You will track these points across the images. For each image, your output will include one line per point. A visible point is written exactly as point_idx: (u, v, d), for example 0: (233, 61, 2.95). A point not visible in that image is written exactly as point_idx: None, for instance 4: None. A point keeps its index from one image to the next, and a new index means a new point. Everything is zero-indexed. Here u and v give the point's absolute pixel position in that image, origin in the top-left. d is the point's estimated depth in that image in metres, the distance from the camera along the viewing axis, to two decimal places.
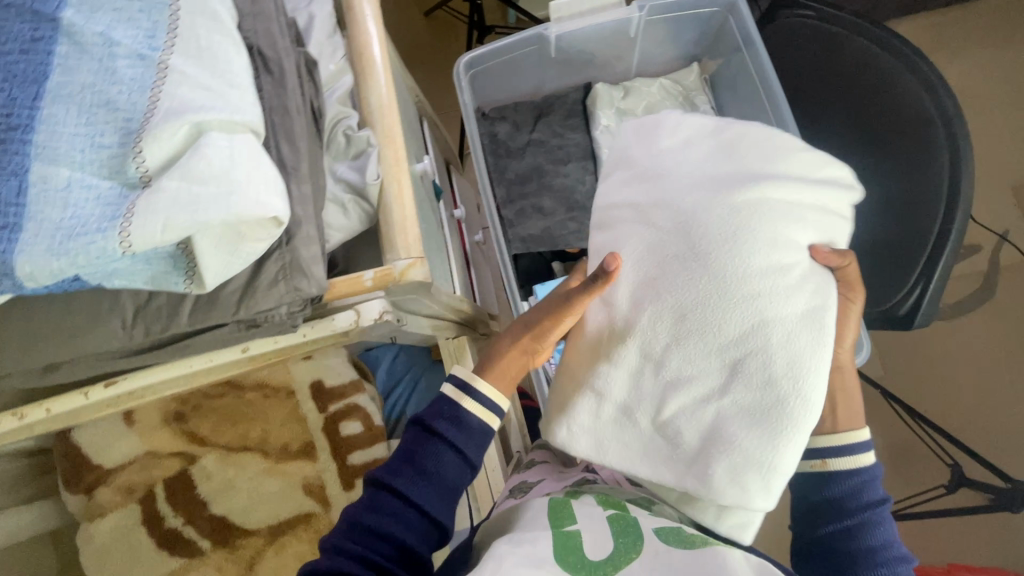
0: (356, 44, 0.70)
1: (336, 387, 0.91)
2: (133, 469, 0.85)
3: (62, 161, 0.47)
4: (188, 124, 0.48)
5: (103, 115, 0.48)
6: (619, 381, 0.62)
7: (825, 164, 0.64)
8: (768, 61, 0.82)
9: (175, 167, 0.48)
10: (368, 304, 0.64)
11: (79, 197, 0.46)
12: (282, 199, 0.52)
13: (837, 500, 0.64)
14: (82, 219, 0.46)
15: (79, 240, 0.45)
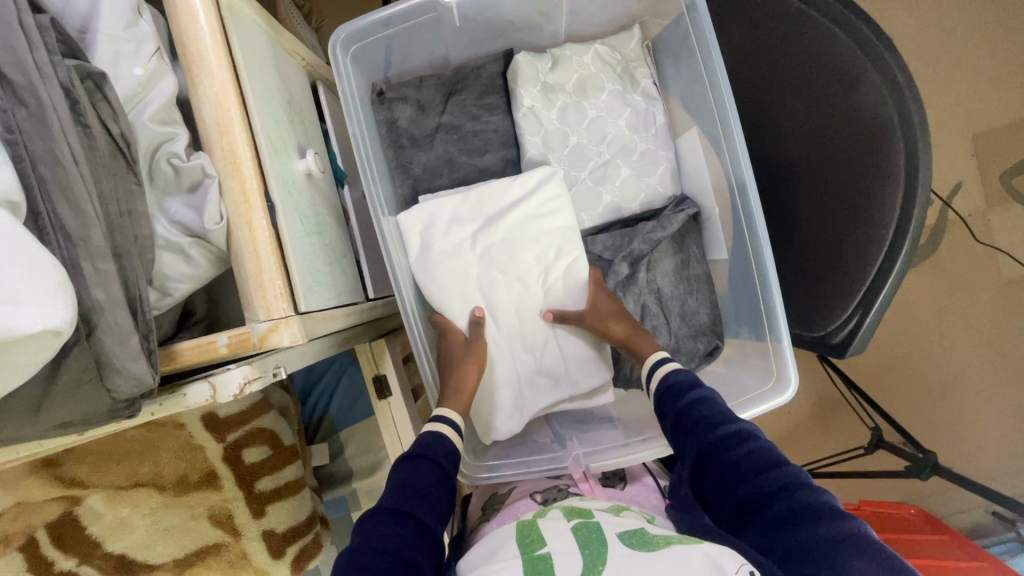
0: (183, 34, 0.53)
1: (231, 415, 0.83)
2: (8, 517, 0.77)
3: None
4: None
5: None
6: (508, 367, 0.77)
7: (534, 176, 0.77)
8: (714, 38, 0.67)
9: None
10: (224, 376, 0.53)
11: None
12: (63, 298, 0.39)
13: (668, 392, 0.65)
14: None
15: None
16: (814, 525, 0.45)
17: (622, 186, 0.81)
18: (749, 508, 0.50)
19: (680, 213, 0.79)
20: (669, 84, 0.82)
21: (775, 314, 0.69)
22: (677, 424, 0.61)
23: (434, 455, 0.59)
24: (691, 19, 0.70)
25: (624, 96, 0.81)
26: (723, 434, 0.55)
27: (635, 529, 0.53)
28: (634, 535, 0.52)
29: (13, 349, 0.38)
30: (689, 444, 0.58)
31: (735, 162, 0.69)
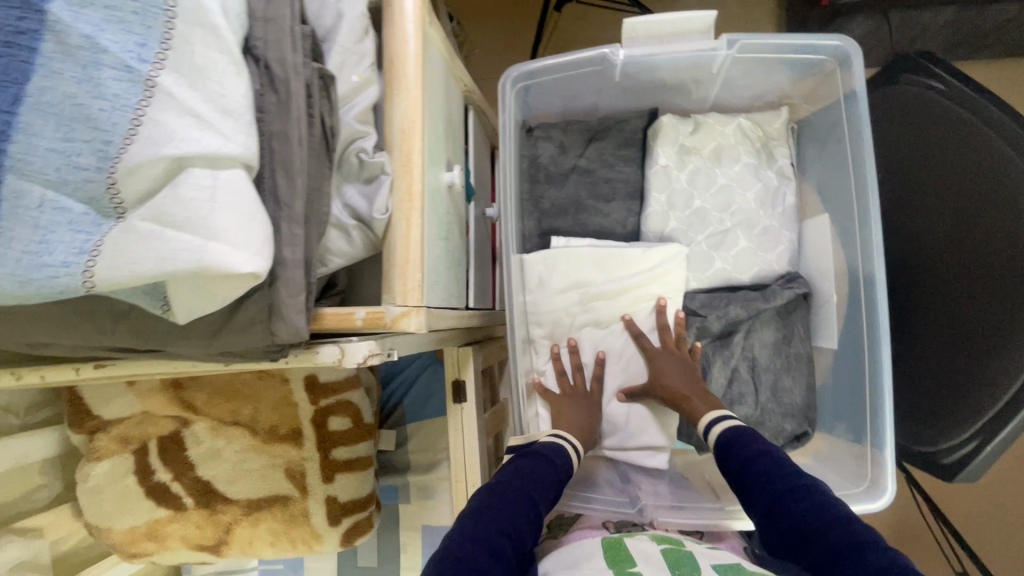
0: (392, 53, 0.62)
1: (330, 382, 0.90)
2: (131, 423, 0.88)
3: (35, 177, 0.43)
4: (168, 159, 0.44)
5: (82, 132, 0.44)
6: None
7: (663, 257, 0.79)
8: (869, 134, 0.68)
9: (149, 205, 0.45)
10: (354, 345, 0.60)
11: (50, 219, 0.44)
12: (263, 252, 0.47)
13: (725, 443, 0.64)
14: (51, 248, 0.44)
15: (47, 270, 0.43)
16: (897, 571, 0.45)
17: (737, 256, 0.82)
18: (828, 564, 0.49)
19: (786, 291, 0.78)
20: (807, 169, 0.83)
21: (883, 418, 0.67)
22: (738, 475, 0.60)
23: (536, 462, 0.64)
24: (847, 110, 0.71)
25: (758, 170, 0.82)
26: (788, 488, 0.55)
27: (728, 564, 0.55)
28: (729, 569, 0.53)
29: (223, 284, 0.47)
30: (756, 498, 0.57)
31: (867, 257, 0.68)
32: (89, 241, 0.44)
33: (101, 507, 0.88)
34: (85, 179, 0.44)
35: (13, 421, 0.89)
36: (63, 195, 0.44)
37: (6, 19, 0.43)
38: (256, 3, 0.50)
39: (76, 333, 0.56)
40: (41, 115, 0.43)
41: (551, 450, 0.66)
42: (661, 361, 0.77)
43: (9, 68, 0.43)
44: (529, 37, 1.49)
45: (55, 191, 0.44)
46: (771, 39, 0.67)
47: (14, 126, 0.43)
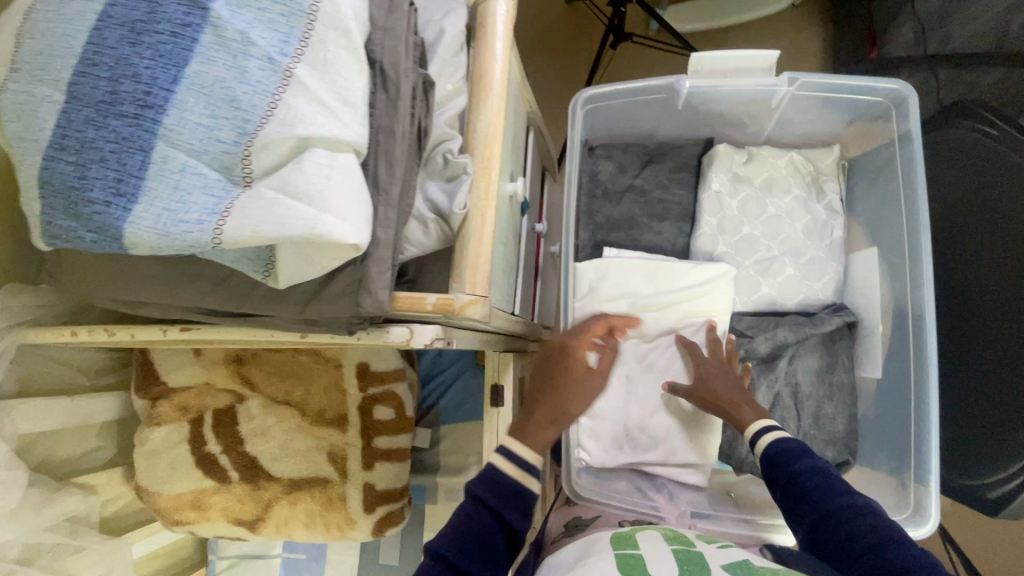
0: (479, 65, 0.67)
1: (380, 371, 0.94)
2: (191, 393, 0.93)
3: (180, 146, 0.50)
4: (296, 139, 0.50)
5: (225, 110, 0.51)
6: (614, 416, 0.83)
7: (710, 277, 0.83)
8: (922, 173, 0.71)
9: (275, 177, 0.50)
10: (423, 327, 0.66)
11: (188, 183, 0.50)
12: (363, 228, 0.52)
13: (771, 457, 0.63)
14: (186, 207, 0.50)
15: (182, 226, 0.49)
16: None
17: (783, 282, 0.85)
18: None
19: (835, 318, 0.81)
20: (856, 206, 0.86)
21: (927, 448, 0.68)
22: (785, 490, 0.60)
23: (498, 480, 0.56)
24: (902, 150, 0.74)
25: (807, 203, 0.86)
26: (842, 510, 0.55)
27: (737, 561, 0.56)
28: (737, 567, 0.55)
29: (328, 252, 0.52)
30: (806, 516, 0.57)
31: (917, 290, 0.70)
32: (219, 204, 0.50)
33: (154, 471, 0.92)
34: (223, 151, 0.51)
35: (84, 381, 0.95)
36: (202, 163, 0.51)
37: (177, 15, 0.51)
38: (377, 14, 0.58)
39: (181, 292, 0.63)
40: (194, 94, 0.51)
41: (512, 470, 0.56)
42: (712, 369, 0.78)
43: (174, 54, 0.51)
44: (583, 71, 1.58)
45: (195, 159, 0.51)
46: (832, 79, 0.72)
47: (173, 102, 0.50)
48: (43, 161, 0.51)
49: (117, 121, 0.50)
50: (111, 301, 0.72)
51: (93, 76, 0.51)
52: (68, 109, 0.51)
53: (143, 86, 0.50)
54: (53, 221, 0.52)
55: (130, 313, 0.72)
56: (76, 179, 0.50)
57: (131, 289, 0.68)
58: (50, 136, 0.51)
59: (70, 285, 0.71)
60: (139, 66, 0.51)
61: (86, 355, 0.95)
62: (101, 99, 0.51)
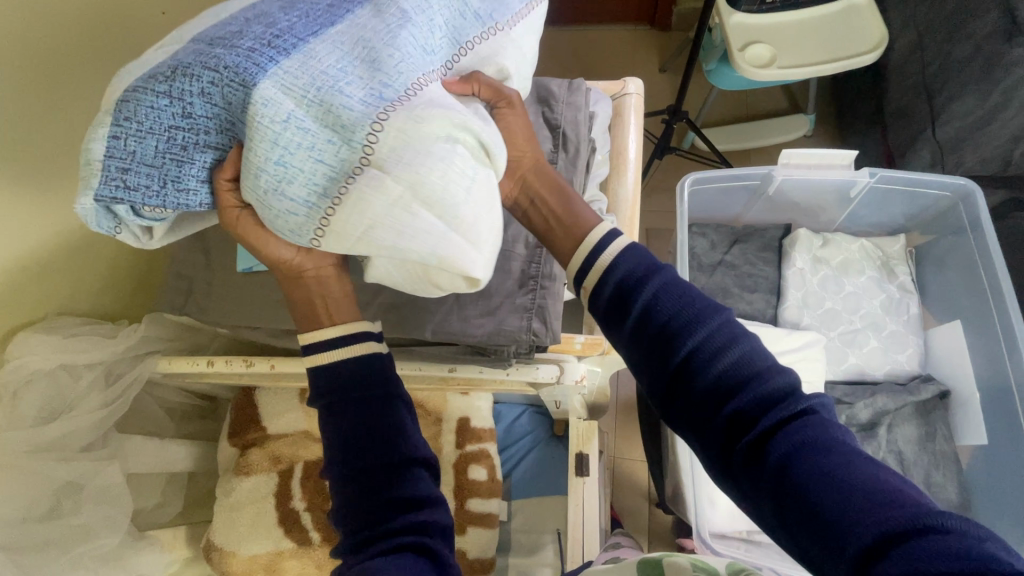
0: (618, 144, 0.79)
1: (478, 428, 0.94)
2: (286, 441, 0.91)
3: (291, 93, 0.40)
4: (446, 121, 0.41)
5: (362, 69, 0.41)
6: None
7: (808, 344, 0.89)
8: (999, 255, 0.81)
9: (402, 161, 0.40)
10: (572, 365, 0.68)
11: (293, 139, 0.40)
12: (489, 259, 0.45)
13: (625, 288, 0.50)
14: (286, 177, 0.40)
15: (286, 204, 0.41)
16: (930, 537, 0.35)
17: (869, 353, 0.91)
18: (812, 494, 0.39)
19: (930, 387, 0.86)
20: (925, 288, 0.95)
21: None
22: (655, 343, 0.48)
23: (379, 391, 0.53)
24: (974, 237, 0.85)
25: (881, 282, 0.95)
26: (725, 373, 0.45)
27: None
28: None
29: (442, 276, 0.46)
30: (698, 382, 0.45)
31: (1016, 361, 0.76)
32: (331, 179, 0.40)
33: (232, 526, 0.86)
34: (344, 106, 0.40)
35: (170, 426, 0.93)
36: (315, 115, 0.40)
37: None
38: (560, 92, 0.70)
39: None
40: (333, 48, 0.41)
41: (346, 354, 0.53)
42: (516, 131, 0.54)
43: (324, 16, 0.43)
44: None
45: (305, 111, 0.40)
46: (908, 174, 0.85)
47: (304, 52, 0.41)
48: (121, 96, 0.40)
49: (224, 57, 0.39)
50: (259, 334, 0.77)
51: (226, 23, 0.42)
52: (179, 49, 0.41)
53: (275, 31, 0.41)
54: (118, 174, 0.41)
55: (278, 343, 0.76)
56: (171, 131, 0.41)
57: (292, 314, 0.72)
58: (142, 72, 0.40)
59: (224, 315, 0.74)
60: (278, 17, 0.42)
61: (179, 398, 0.93)
62: (213, 38, 0.41)
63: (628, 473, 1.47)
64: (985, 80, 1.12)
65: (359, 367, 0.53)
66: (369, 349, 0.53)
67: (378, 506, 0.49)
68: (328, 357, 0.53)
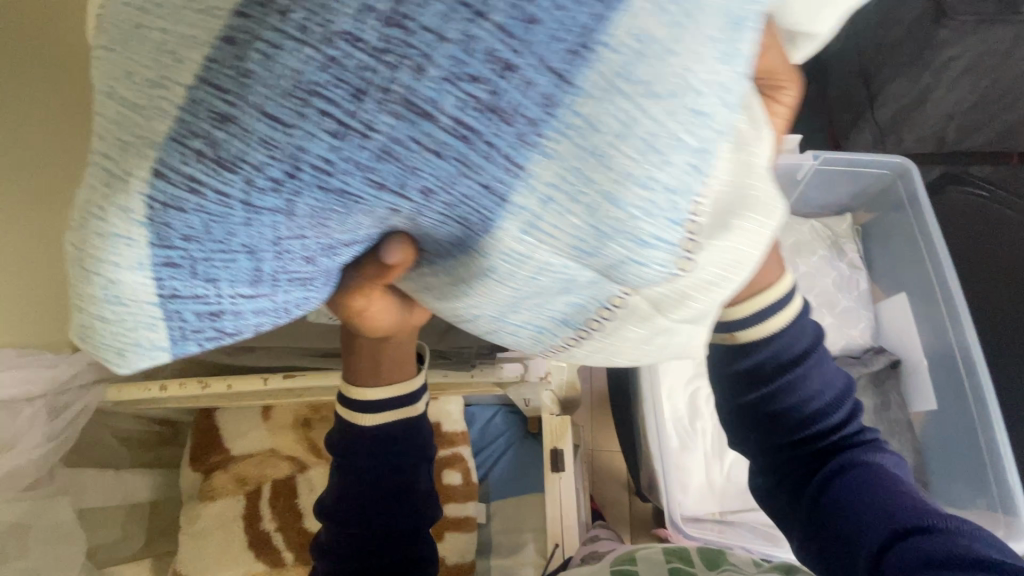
0: None
1: (450, 433, 0.93)
2: (252, 462, 0.88)
3: (546, 229, 0.25)
4: (748, 227, 0.27)
5: (668, 172, 0.24)
6: (696, 465, 0.85)
7: None
8: (937, 228, 0.85)
9: (680, 306, 0.30)
10: (535, 363, 0.68)
11: (533, 277, 0.28)
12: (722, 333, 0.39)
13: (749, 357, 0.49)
14: (514, 302, 0.30)
15: (501, 321, 0.32)
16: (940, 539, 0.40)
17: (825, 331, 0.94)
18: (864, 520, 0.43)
19: (882, 358, 0.90)
20: (873, 264, 0.99)
21: (996, 438, 0.74)
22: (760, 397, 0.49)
23: (415, 452, 0.55)
24: (914, 212, 0.88)
25: (833, 262, 0.98)
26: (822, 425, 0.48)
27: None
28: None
29: None
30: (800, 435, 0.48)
31: (958, 328, 0.80)
32: (573, 307, 0.31)
33: (199, 554, 0.83)
34: (638, 252, 0.25)
35: (127, 455, 0.88)
36: (583, 253, 0.26)
37: None
38: None
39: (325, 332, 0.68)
40: (611, 126, 0.23)
41: (394, 416, 0.54)
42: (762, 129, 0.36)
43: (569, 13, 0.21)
44: None
45: (566, 244, 0.26)
46: (849, 156, 0.89)
47: (566, 138, 0.23)
48: (174, 210, 0.22)
49: (420, 172, 0.23)
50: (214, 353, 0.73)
51: (392, 43, 0.21)
52: (306, 116, 0.21)
53: (514, 88, 0.22)
54: (178, 320, 0.26)
55: (233, 361, 0.72)
56: (289, 250, 0.25)
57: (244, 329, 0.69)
58: (216, 158, 0.22)
59: None
60: (505, 37, 0.21)
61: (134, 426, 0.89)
62: (380, 103, 0.21)
63: (605, 464, 1.48)
64: (916, 63, 1.08)
65: (406, 430, 0.55)
66: (415, 413, 0.55)
67: (380, 549, 0.53)
68: (372, 392, 0.52)
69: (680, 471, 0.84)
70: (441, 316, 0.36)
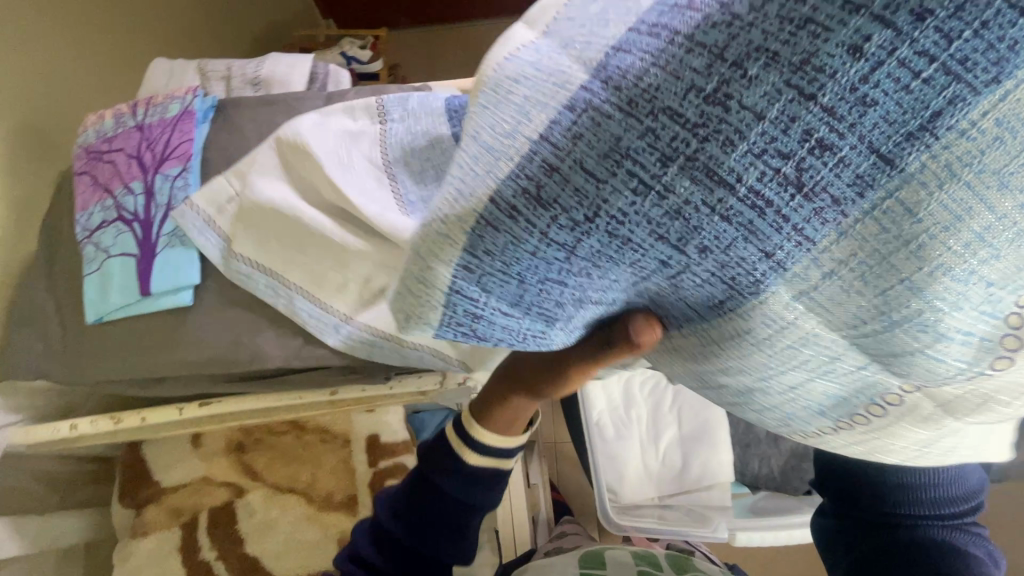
0: None
1: (390, 443, 0.92)
2: (185, 492, 0.86)
3: (832, 310, 0.24)
4: None
5: (991, 272, 0.22)
6: (631, 450, 0.85)
7: None
8: None
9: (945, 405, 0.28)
10: None
11: (805, 360, 0.26)
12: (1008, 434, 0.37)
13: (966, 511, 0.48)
14: (762, 389, 0.29)
15: (748, 403, 0.31)
16: None
17: None
18: None
19: None
20: None
21: None
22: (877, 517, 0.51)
23: (480, 500, 0.50)
24: None
25: None
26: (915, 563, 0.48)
27: None
28: None
29: None
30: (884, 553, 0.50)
31: None
32: (832, 399, 0.29)
33: None
34: (929, 342, 0.24)
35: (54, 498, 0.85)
36: (857, 334, 0.25)
37: None
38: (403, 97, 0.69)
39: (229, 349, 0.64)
40: (937, 217, 0.20)
41: (488, 465, 0.49)
42: None
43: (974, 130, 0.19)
44: None
45: (841, 323, 0.24)
46: None
47: (870, 217, 0.21)
48: (486, 231, 0.23)
49: (709, 232, 0.22)
50: (124, 386, 0.69)
51: (709, 119, 0.20)
52: (615, 175, 0.22)
53: (829, 168, 0.20)
54: (457, 318, 0.26)
55: (145, 392, 0.69)
56: (548, 289, 0.25)
57: (144, 359, 0.65)
58: (537, 196, 0.22)
59: (76, 373, 0.67)
60: (830, 118, 0.19)
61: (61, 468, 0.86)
62: (685, 168, 0.21)
63: (568, 456, 1.49)
64: None
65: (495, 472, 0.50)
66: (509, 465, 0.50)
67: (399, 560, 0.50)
68: (489, 439, 0.48)
69: (617, 458, 0.84)
70: (695, 393, 0.35)
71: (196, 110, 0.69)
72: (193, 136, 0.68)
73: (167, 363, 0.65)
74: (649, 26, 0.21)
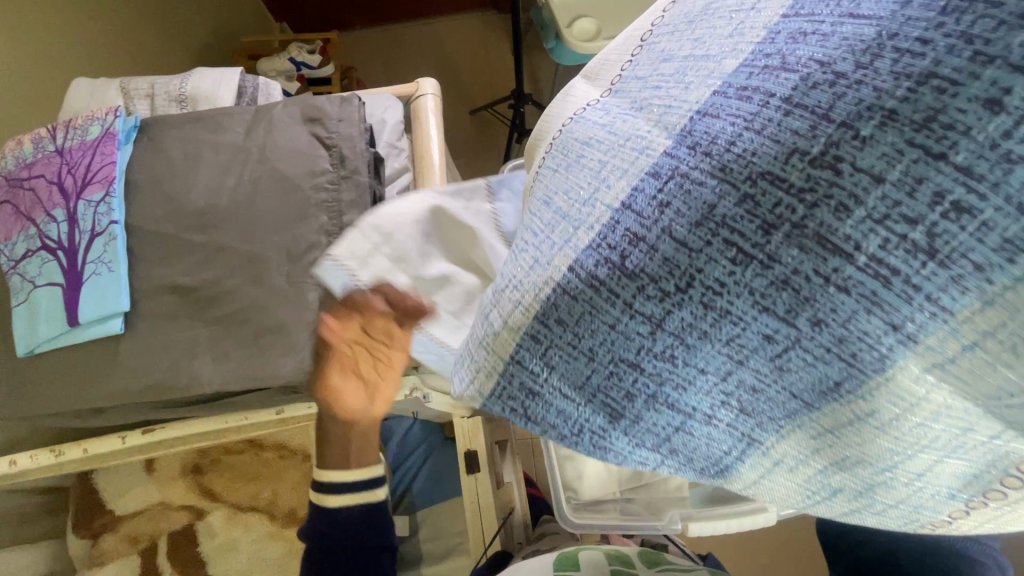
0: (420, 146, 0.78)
1: None
2: (143, 518, 0.85)
3: (967, 400, 0.21)
4: None
5: None
6: None
7: None
8: None
9: None
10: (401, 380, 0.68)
11: (934, 454, 0.23)
12: None
13: None
14: (884, 483, 0.24)
15: (866, 505, 0.25)
16: None
17: None
18: None
19: None
20: None
21: None
22: None
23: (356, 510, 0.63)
24: None
25: None
26: None
27: None
28: None
29: None
30: None
31: None
32: (962, 478, 0.24)
33: None
34: None
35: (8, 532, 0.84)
36: (1001, 408, 0.21)
37: None
38: (331, 108, 0.68)
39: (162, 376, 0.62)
40: None
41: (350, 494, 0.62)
42: None
43: None
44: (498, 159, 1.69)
45: (980, 393, 0.21)
46: None
47: (1020, 288, 0.19)
48: (572, 298, 0.25)
49: (819, 305, 0.21)
50: (61, 418, 0.67)
51: (811, 184, 0.21)
52: (709, 244, 0.22)
53: (969, 232, 0.19)
54: (510, 393, 0.27)
55: (84, 423, 0.68)
56: (648, 366, 0.24)
57: (76, 392, 0.63)
58: (626, 266, 0.24)
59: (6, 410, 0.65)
60: (969, 178, 0.19)
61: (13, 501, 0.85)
62: (789, 238, 0.21)
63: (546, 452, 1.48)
64: None
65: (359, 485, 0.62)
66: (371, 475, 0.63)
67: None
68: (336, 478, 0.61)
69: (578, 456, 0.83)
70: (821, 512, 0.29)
71: (118, 131, 0.68)
72: (115, 160, 0.66)
73: (99, 396, 0.63)
74: (733, 102, 0.23)
